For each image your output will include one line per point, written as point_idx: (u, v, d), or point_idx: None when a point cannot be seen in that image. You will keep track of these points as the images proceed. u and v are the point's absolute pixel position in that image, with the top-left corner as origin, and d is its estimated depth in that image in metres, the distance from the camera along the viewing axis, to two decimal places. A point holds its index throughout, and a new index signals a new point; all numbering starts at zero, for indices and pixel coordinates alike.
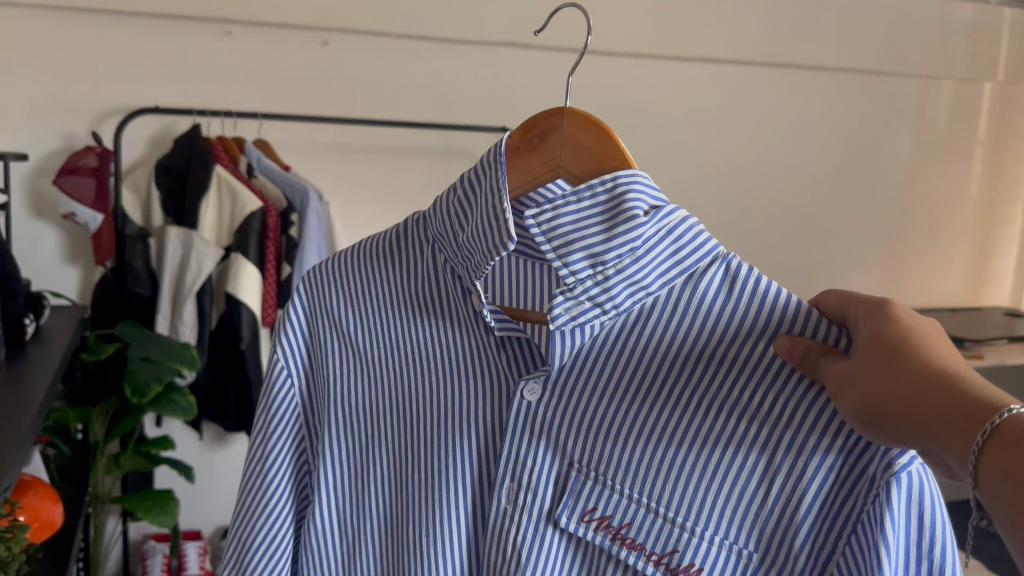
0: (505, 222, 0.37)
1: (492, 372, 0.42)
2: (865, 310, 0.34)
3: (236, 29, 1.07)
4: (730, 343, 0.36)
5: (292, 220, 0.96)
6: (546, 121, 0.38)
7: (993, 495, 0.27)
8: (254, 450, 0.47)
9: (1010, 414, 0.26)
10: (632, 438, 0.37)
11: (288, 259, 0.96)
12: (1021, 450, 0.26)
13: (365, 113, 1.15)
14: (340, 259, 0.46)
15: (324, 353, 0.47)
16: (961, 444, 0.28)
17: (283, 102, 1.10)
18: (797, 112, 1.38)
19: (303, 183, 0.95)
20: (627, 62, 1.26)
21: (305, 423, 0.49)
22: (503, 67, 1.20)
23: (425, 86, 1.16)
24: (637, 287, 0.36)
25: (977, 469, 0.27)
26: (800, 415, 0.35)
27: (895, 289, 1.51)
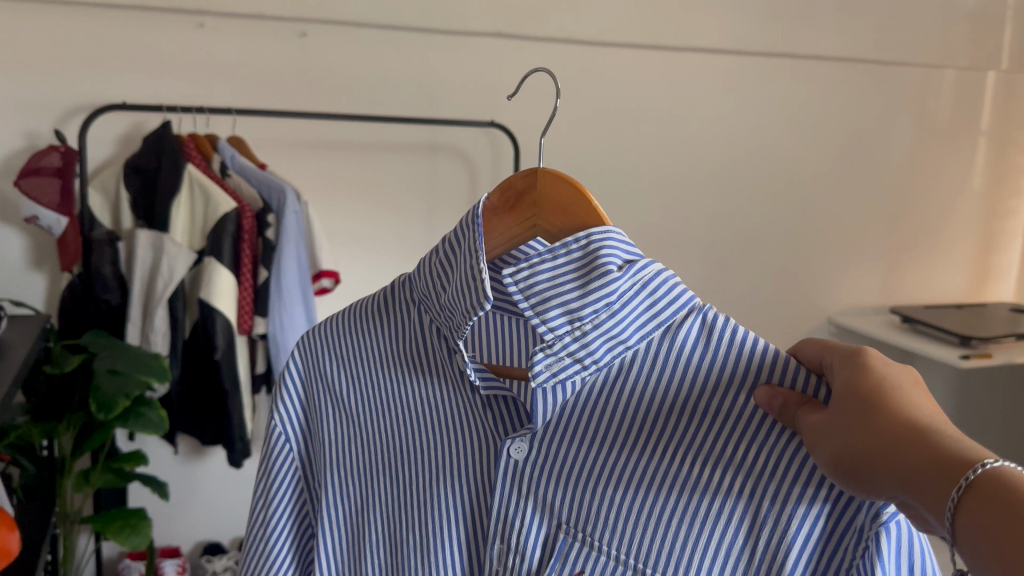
0: (482, 282, 0.39)
1: (482, 431, 0.43)
2: (839, 360, 0.36)
3: (209, 21, 1.03)
4: (708, 395, 0.38)
5: (268, 223, 0.94)
6: (522, 183, 0.41)
7: (970, 551, 0.28)
8: (253, 513, 0.48)
9: (983, 468, 0.28)
10: (619, 501, 0.39)
11: (265, 263, 0.94)
12: (997, 505, 0.27)
13: (348, 109, 1.12)
14: (332, 322, 0.47)
15: (319, 413, 0.48)
16: (936, 498, 0.29)
17: (261, 97, 1.07)
18: (790, 97, 1.35)
19: (279, 182, 0.93)
20: (618, 50, 1.23)
21: (304, 483, 0.49)
22: (491, 58, 1.17)
23: (411, 79, 1.13)
24: (615, 341, 0.40)
25: (954, 523, 0.28)
26: (782, 468, 0.36)
27: (889, 278, 1.50)
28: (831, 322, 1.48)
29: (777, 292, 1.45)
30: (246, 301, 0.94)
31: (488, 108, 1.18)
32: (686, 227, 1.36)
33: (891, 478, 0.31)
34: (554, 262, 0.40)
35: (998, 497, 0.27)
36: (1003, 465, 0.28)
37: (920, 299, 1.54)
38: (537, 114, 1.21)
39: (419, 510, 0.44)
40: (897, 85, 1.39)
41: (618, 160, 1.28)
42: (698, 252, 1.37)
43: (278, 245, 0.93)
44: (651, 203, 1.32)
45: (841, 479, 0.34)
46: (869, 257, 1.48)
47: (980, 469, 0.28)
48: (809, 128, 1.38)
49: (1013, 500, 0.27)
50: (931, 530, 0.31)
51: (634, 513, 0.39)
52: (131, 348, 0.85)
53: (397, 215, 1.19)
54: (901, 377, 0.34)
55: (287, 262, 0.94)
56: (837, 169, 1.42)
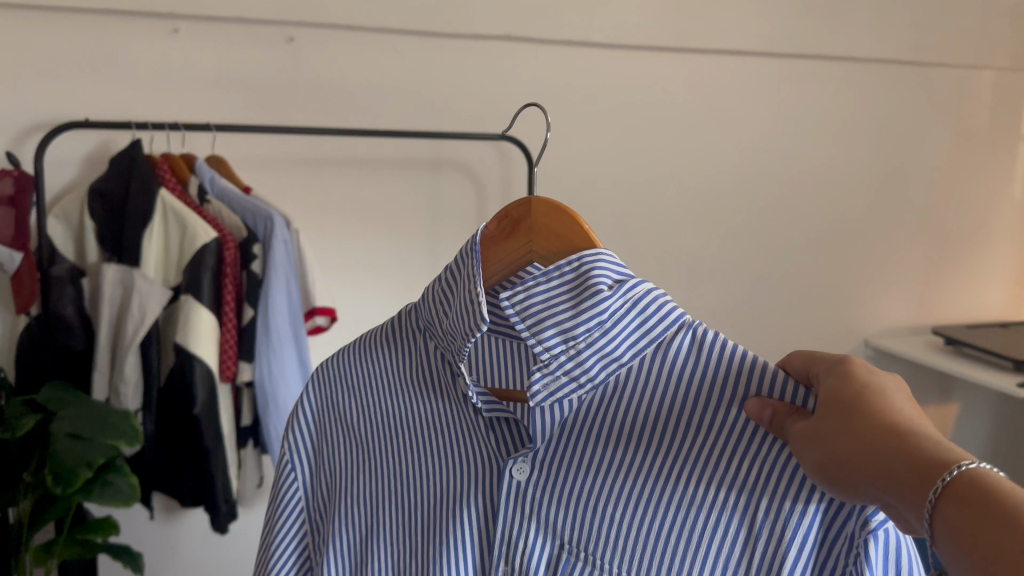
0: (479, 306, 0.42)
1: (484, 454, 0.46)
2: (825, 368, 0.39)
3: (183, 26, 1.01)
4: (701, 409, 0.41)
5: (253, 256, 0.93)
6: (515, 212, 0.45)
7: (947, 550, 0.31)
8: (265, 533, 0.53)
9: (956, 472, 0.31)
10: (619, 519, 0.42)
11: (250, 302, 0.94)
12: (970, 508, 0.30)
13: (329, 122, 1.11)
14: (341, 356, 0.52)
15: (330, 439, 0.53)
16: (917, 497, 0.32)
17: (238, 110, 1.06)
18: (800, 96, 1.37)
19: (267, 210, 0.93)
20: (605, 49, 1.23)
21: (311, 510, 0.54)
22: (474, 63, 1.16)
23: (395, 87, 1.13)
24: (609, 358, 0.42)
25: (932, 520, 0.31)
26: (774, 476, 0.39)
27: (882, 279, 1.52)
28: (868, 346, 1.53)
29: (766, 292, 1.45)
30: (229, 339, 0.93)
31: (472, 116, 1.18)
32: (673, 229, 1.36)
33: (868, 481, 0.34)
34: (548, 283, 0.43)
35: (974, 495, 0.30)
36: (977, 466, 0.31)
37: (955, 318, 1.59)
38: (523, 120, 1.21)
39: (419, 530, 0.48)
40: (935, 85, 1.44)
41: (605, 165, 1.28)
42: (712, 268, 1.40)
43: (268, 277, 0.93)
44: (638, 208, 1.32)
45: (826, 483, 0.36)
46: (860, 254, 1.49)
47: (957, 470, 0.31)
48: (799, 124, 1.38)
49: (987, 498, 0.30)
50: (914, 530, 0.33)
51: (635, 527, 0.42)
52: (104, 410, 0.83)
53: (384, 233, 1.18)
54: (886, 389, 0.36)
55: (276, 296, 0.93)
56: (825, 165, 1.42)
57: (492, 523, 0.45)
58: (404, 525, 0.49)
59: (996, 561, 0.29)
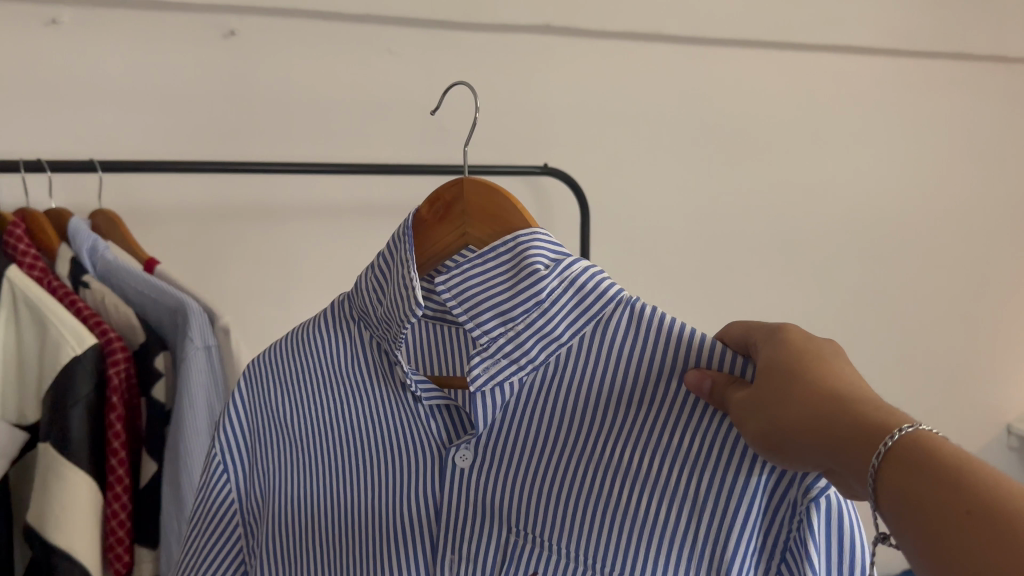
0: (414, 291, 0.41)
1: (428, 443, 0.45)
2: (763, 338, 0.39)
3: (65, 15, 0.83)
4: (645, 385, 0.40)
5: (156, 375, 0.65)
6: (447, 195, 0.44)
7: (895, 518, 0.31)
8: (188, 542, 0.50)
9: (896, 438, 0.31)
10: (568, 501, 0.42)
11: (153, 451, 0.65)
12: (912, 472, 0.31)
13: (278, 152, 0.94)
14: (273, 351, 0.49)
15: (264, 437, 0.51)
16: (861, 461, 0.32)
17: (168, 135, 0.89)
18: (891, 112, 1.22)
19: (181, 295, 0.64)
20: (610, 40, 1.06)
21: (242, 514, 0.51)
22: (457, 65, 0.99)
23: (361, 97, 0.96)
24: (549, 339, 0.42)
25: (876, 483, 0.32)
26: (717, 449, 0.39)
27: (934, 320, 1.33)
28: (1011, 434, 1.42)
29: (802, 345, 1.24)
30: (117, 507, 0.61)
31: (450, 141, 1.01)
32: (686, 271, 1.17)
33: (816, 446, 0.34)
34: (484, 264, 0.42)
35: (918, 458, 0.31)
36: (918, 429, 0.32)
37: None
38: (507, 138, 1.03)
39: (365, 522, 0.47)
40: None
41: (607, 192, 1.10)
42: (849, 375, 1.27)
43: (180, 397, 0.62)
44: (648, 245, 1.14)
45: (767, 451, 0.36)
46: (912, 288, 1.30)
47: (898, 434, 0.31)
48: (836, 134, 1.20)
49: (931, 463, 0.30)
50: (857, 496, 0.34)
51: (582, 509, 0.41)
52: None
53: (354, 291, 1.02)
54: (829, 360, 0.36)
55: (198, 426, 0.63)
56: (866, 182, 1.23)
57: (435, 519, 0.45)
58: (345, 523, 0.48)
59: (960, 541, 0.29)
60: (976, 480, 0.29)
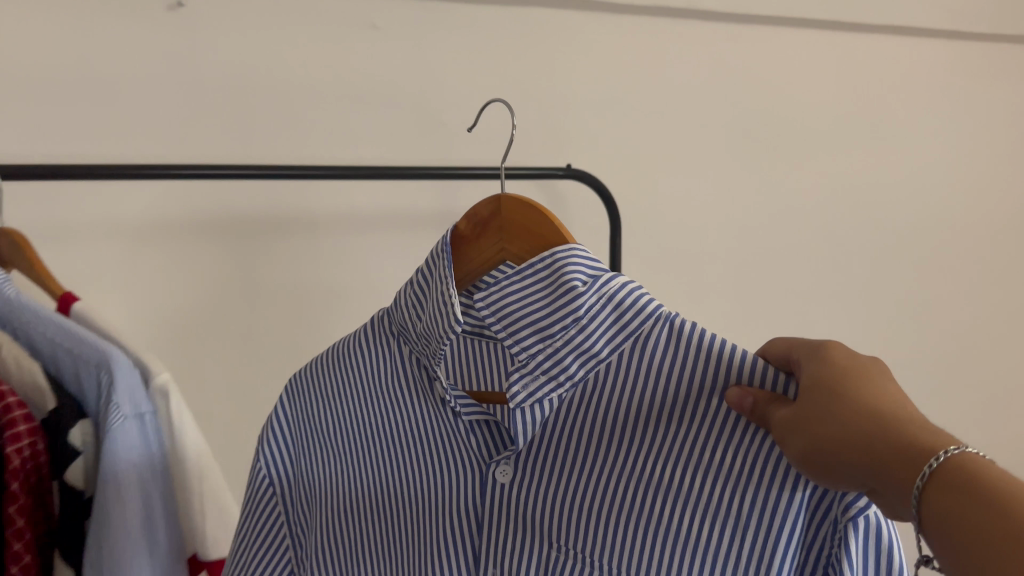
0: (454, 308, 0.42)
1: (468, 458, 0.46)
2: (806, 354, 0.38)
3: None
4: (685, 402, 0.41)
5: (72, 453, 0.51)
6: (486, 210, 0.44)
7: (934, 535, 0.32)
8: (235, 555, 0.51)
9: (940, 459, 0.31)
10: (607, 516, 0.43)
11: (66, 545, 0.51)
12: (954, 492, 0.31)
13: (259, 154, 0.82)
14: (313, 366, 0.50)
15: (307, 449, 0.52)
16: (904, 482, 0.32)
17: (136, 137, 0.77)
18: (949, 108, 1.13)
19: (102, 348, 0.50)
20: (635, 19, 0.95)
21: (286, 524, 0.53)
22: (463, 52, 0.88)
23: (352, 91, 0.84)
24: (588, 356, 0.42)
25: (919, 504, 0.32)
26: (758, 468, 0.39)
27: (994, 334, 1.22)
28: None
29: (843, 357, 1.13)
30: None
31: (454, 141, 0.89)
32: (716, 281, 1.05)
33: (859, 468, 0.34)
34: (522, 280, 0.43)
35: (966, 480, 0.31)
36: (965, 451, 0.31)
37: None
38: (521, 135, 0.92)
39: (410, 533, 0.48)
40: None
41: (630, 193, 0.99)
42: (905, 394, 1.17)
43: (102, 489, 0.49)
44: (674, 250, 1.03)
45: (809, 470, 0.36)
46: (965, 290, 1.18)
47: (945, 454, 0.31)
48: (882, 119, 1.10)
49: (973, 483, 0.30)
50: (899, 517, 0.34)
51: (621, 525, 0.42)
52: None
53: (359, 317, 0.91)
54: (873, 380, 0.36)
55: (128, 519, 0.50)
56: (914, 172, 1.13)
57: (476, 532, 0.46)
58: (389, 534, 0.49)
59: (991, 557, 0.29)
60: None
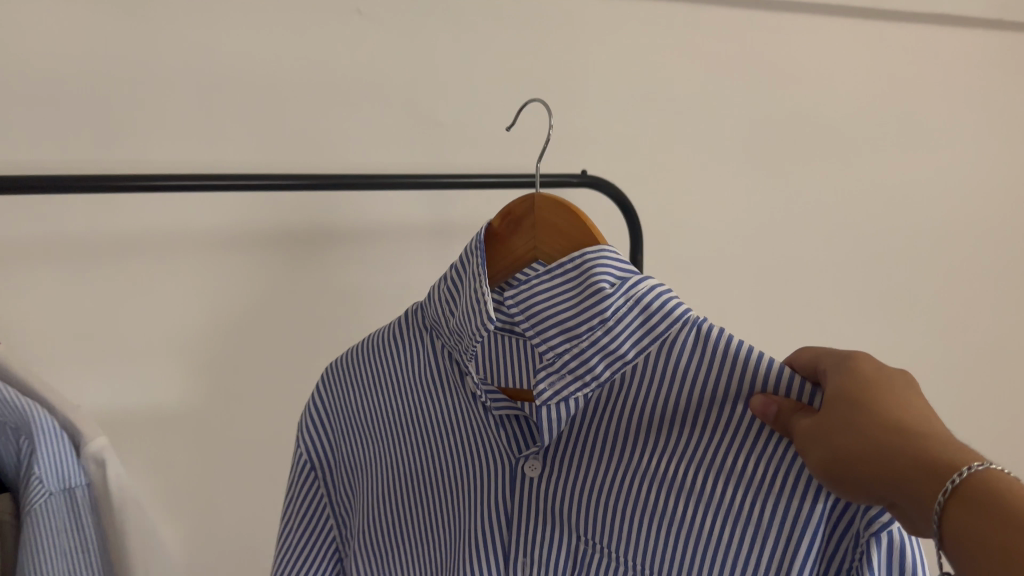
0: (486, 305, 0.43)
1: (498, 450, 0.48)
2: (833, 365, 0.38)
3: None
4: (710, 406, 0.41)
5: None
6: (518, 210, 0.45)
7: (955, 552, 0.31)
8: (281, 543, 0.52)
9: (963, 475, 0.30)
10: (632, 514, 0.43)
11: None
12: (974, 509, 0.30)
13: (246, 159, 0.74)
14: (348, 359, 0.51)
15: (345, 436, 0.54)
16: (926, 496, 0.32)
17: (113, 144, 0.69)
18: None
19: (27, 411, 0.45)
20: (644, 8, 0.86)
21: (331, 507, 0.55)
22: (458, 46, 0.79)
23: (344, 90, 0.76)
24: (615, 358, 0.42)
25: (941, 520, 0.31)
26: (780, 477, 0.39)
27: None
28: None
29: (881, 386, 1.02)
30: None
31: (454, 146, 0.81)
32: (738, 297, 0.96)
33: (880, 481, 0.34)
34: (551, 279, 0.44)
35: (985, 496, 0.30)
36: (989, 467, 0.31)
37: None
38: (530, 138, 0.83)
39: (448, 518, 0.50)
40: None
41: (646, 201, 0.89)
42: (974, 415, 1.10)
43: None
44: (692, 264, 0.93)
45: (830, 482, 0.36)
46: None
47: (969, 470, 0.30)
48: (916, 120, 0.99)
49: (998, 501, 0.30)
50: (919, 532, 0.33)
51: (646, 524, 0.43)
52: None
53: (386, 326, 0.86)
54: (898, 394, 0.35)
55: None
56: (950, 179, 1.02)
57: (507, 523, 0.47)
58: (428, 519, 0.51)
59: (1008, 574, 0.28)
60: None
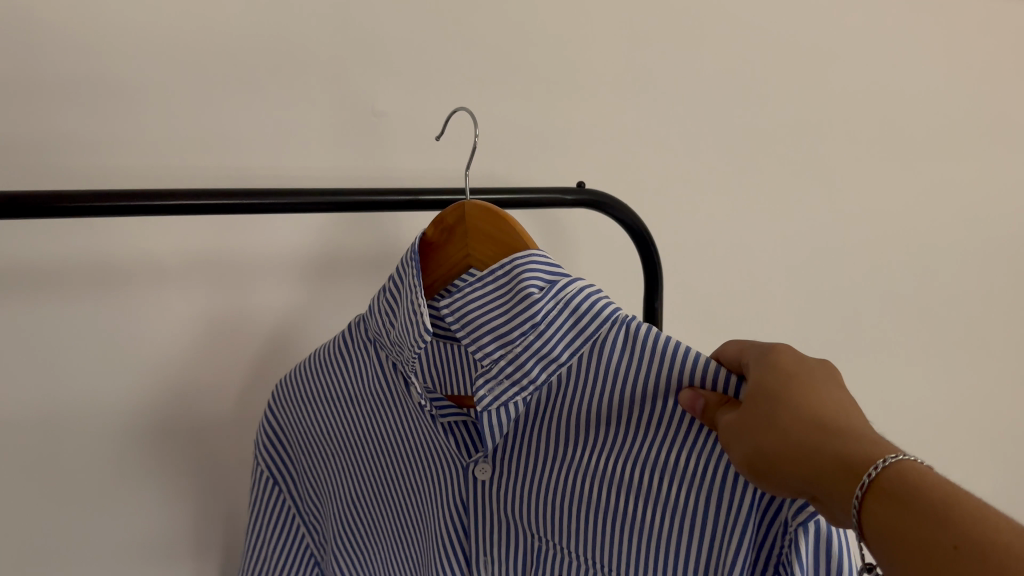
0: (422, 318, 0.43)
1: (446, 456, 0.49)
2: (755, 360, 0.38)
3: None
4: (642, 405, 0.41)
5: None
6: (450, 218, 0.45)
7: (875, 547, 0.30)
8: (254, 551, 0.56)
9: (879, 469, 0.30)
10: (575, 511, 0.45)
11: None
12: (892, 502, 0.29)
13: (240, 178, 0.64)
14: (296, 376, 0.53)
15: (304, 446, 0.56)
16: (845, 491, 0.31)
17: (95, 150, 0.59)
18: None
19: None
20: (668, 9, 0.76)
21: (299, 518, 0.57)
22: (489, 19, 0.69)
23: (344, 77, 0.65)
24: (549, 360, 0.43)
25: (861, 515, 0.30)
26: (711, 472, 0.39)
27: None
28: None
29: (872, 392, 0.95)
30: None
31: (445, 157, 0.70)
32: (732, 308, 0.87)
33: (801, 476, 0.33)
34: (483, 287, 0.44)
35: (904, 492, 0.29)
36: (902, 459, 0.30)
37: None
38: (530, 157, 0.74)
39: (410, 516, 0.53)
40: None
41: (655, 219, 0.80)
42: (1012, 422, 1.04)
43: None
44: (686, 269, 0.83)
45: (754, 478, 0.36)
46: None
47: (883, 464, 0.30)
48: (962, 109, 0.89)
49: (915, 494, 0.29)
50: (840, 524, 0.33)
51: (589, 520, 0.44)
52: None
53: None
54: (821, 387, 0.35)
55: None
56: (997, 175, 0.93)
57: (464, 522, 0.49)
58: (392, 522, 0.54)
59: (928, 563, 0.28)
60: (967, 516, 0.28)
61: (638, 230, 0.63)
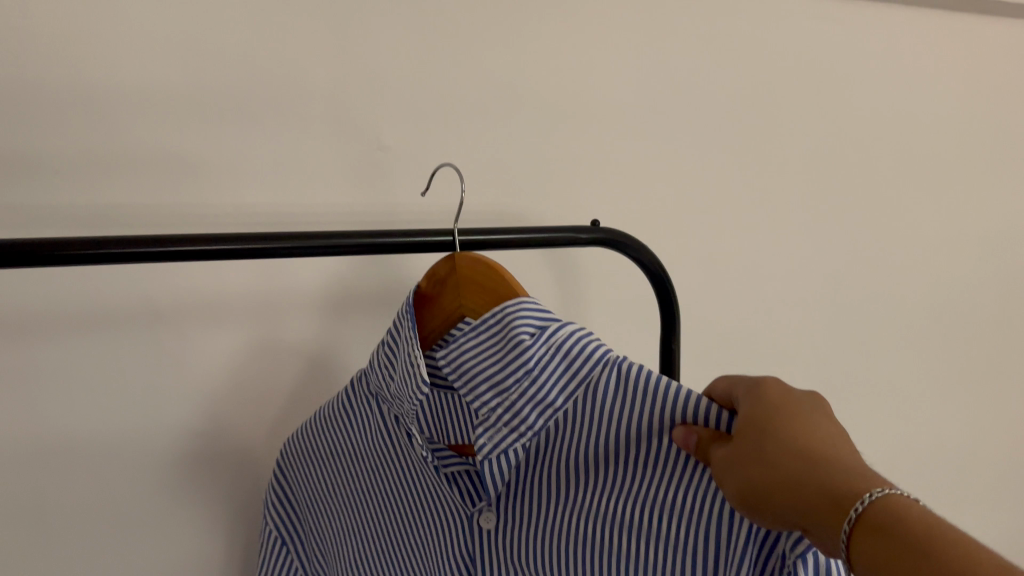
0: (419, 369, 0.45)
1: (449, 507, 0.49)
2: (744, 394, 0.39)
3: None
4: (638, 445, 0.42)
5: None
6: (442, 269, 0.47)
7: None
8: None
9: (866, 503, 0.30)
10: (577, 556, 0.45)
11: None
12: (879, 536, 0.30)
13: (247, 222, 0.64)
14: (301, 435, 0.54)
15: (311, 504, 0.57)
16: (834, 525, 0.32)
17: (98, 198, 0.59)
18: None
19: None
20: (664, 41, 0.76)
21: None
22: (487, 61, 0.70)
23: (353, 120, 0.66)
24: (544, 405, 0.43)
25: (851, 548, 0.31)
26: (707, 510, 0.40)
27: None
28: None
29: (887, 409, 0.94)
30: None
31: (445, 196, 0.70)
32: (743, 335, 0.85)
33: (793, 509, 0.34)
34: (477, 336, 0.45)
35: (888, 522, 0.30)
36: (889, 492, 0.31)
37: None
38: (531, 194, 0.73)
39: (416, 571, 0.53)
40: None
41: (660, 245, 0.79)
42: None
43: None
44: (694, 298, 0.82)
45: (748, 511, 0.36)
46: None
47: (870, 498, 0.30)
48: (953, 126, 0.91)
49: (902, 528, 0.29)
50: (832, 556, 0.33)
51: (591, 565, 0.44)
52: None
53: None
54: (807, 418, 0.36)
55: None
56: (990, 190, 0.94)
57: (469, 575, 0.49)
58: None
59: None
60: (952, 548, 0.28)
61: (657, 271, 0.64)
